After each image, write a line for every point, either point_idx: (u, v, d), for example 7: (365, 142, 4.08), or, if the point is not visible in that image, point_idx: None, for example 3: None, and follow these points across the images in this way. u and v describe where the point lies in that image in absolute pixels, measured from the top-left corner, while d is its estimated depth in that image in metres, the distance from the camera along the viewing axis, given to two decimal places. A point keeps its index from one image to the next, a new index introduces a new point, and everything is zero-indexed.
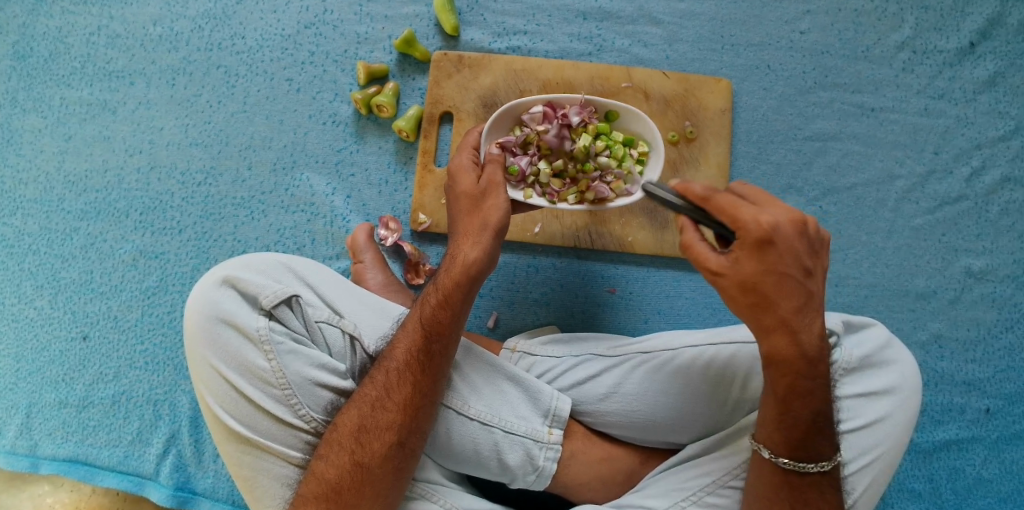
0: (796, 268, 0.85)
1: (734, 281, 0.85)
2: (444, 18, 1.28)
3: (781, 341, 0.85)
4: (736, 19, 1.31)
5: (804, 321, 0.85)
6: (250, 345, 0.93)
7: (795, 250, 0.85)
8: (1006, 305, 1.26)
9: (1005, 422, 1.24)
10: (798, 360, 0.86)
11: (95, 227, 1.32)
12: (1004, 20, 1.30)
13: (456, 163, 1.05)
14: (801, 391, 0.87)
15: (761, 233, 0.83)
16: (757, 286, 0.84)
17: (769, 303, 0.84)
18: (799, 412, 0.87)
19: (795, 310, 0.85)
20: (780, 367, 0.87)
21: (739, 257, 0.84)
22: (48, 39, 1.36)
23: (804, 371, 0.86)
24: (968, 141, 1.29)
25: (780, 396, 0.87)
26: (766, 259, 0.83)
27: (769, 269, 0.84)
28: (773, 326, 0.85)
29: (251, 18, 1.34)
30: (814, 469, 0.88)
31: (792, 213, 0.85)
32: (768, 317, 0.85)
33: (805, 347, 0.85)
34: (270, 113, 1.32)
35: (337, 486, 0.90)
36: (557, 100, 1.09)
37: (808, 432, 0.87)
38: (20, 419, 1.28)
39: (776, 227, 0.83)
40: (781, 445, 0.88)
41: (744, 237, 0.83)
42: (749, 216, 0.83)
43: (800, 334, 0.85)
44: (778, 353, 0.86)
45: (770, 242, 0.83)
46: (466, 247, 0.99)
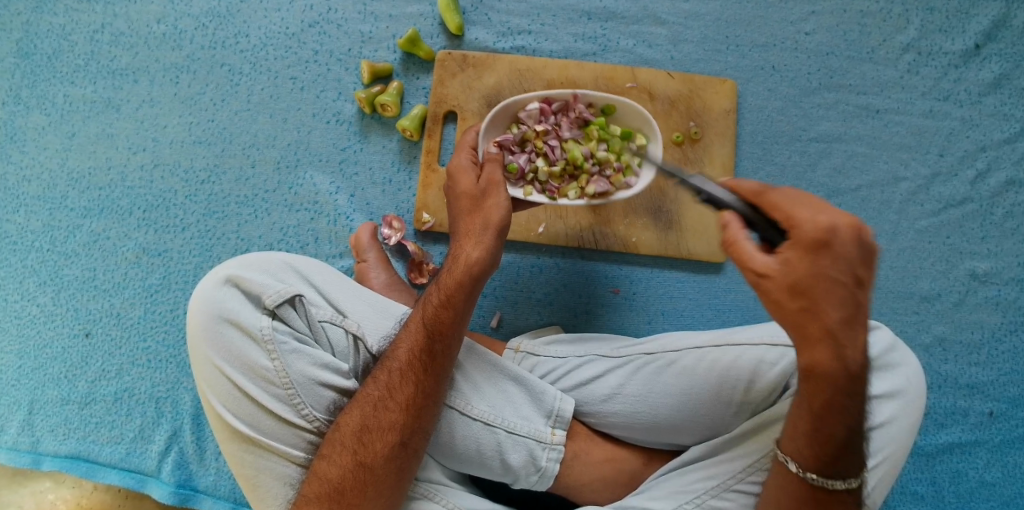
0: (848, 276, 0.79)
1: (781, 283, 0.79)
2: (449, 17, 1.28)
3: (824, 353, 0.79)
4: (741, 20, 1.31)
5: (852, 334, 0.80)
6: (253, 344, 0.93)
7: (850, 258, 0.79)
8: (1010, 308, 1.26)
9: (1009, 425, 1.23)
10: (840, 374, 0.80)
11: (98, 224, 1.32)
12: (1009, 22, 1.30)
13: (455, 163, 1.05)
14: (836, 408, 0.81)
15: (816, 235, 0.78)
16: (806, 291, 0.78)
17: (817, 310, 0.78)
18: (831, 428, 0.82)
19: (842, 321, 0.79)
20: (818, 382, 0.81)
21: (790, 258, 0.79)
22: (53, 36, 1.36)
23: (843, 387, 0.80)
24: (973, 144, 1.28)
25: (813, 411, 0.82)
26: (817, 263, 0.78)
27: (821, 274, 0.78)
28: (817, 337, 0.79)
29: (255, 17, 1.34)
30: (841, 486, 0.84)
31: (852, 218, 0.79)
32: (812, 327, 0.79)
33: (849, 362, 0.79)
34: (273, 111, 1.32)
35: (339, 486, 0.89)
36: (552, 97, 1.10)
37: (841, 449, 0.82)
38: (21, 416, 1.28)
39: (834, 230, 0.78)
40: (812, 460, 0.83)
41: (798, 237, 0.78)
42: (808, 216, 0.78)
43: (845, 349, 0.79)
44: (819, 367, 0.80)
45: (825, 244, 0.78)
46: (469, 247, 0.99)
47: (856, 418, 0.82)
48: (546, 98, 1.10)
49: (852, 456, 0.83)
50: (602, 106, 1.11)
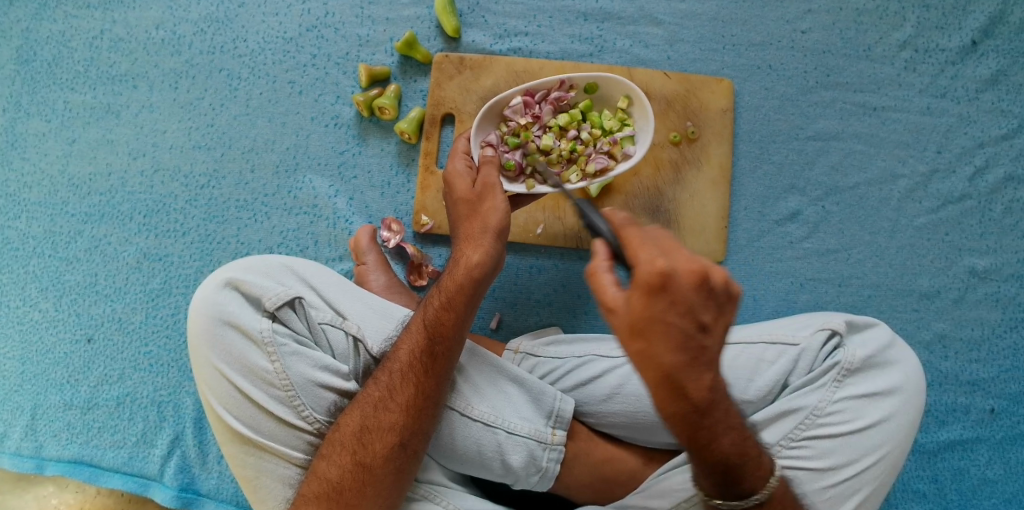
0: (691, 319, 0.73)
1: (624, 321, 0.74)
2: (446, 20, 1.28)
3: (667, 397, 0.74)
4: (736, 19, 1.31)
5: (699, 378, 0.74)
6: (253, 347, 0.94)
7: (690, 300, 0.73)
8: (1010, 305, 1.26)
9: (1010, 422, 1.23)
10: (688, 416, 0.75)
11: (99, 229, 1.33)
12: (1006, 19, 1.30)
13: (450, 168, 1.06)
14: (700, 442, 0.77)
15: (652, 276, 0.72)
16: (643, 332, 0.73)
17: (654, 354, 0.73)
18: (713, 463, 0.79)
19: (683, 364, 0.73)
20: (670, 420, 0.76)
21: (631, 296, 0.74)
22: (52, 43, 1.37)
23: (696, 425, 0.76)
24: (970, 140, 1.28)
25: (687, 447, 0.78)
26: (653, 304, 0.73)
27: (658, 315, 0.73)
28: (653, 381, 0.74)
29: (253, 21, 1.34)
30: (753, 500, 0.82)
31: (695, 262, 0.74)
32: (650, 371, 0.74)
33: (697, 403, 0.74)
34: (272, 115, 1.33)
35: (338, 486, 0.90)
36: (533, 87, 1.11)
37: (727, 475, 0.80)
38: (25, 421, 1.28)
39: (671, 272, 0.72)
40: (710, 489, 0.82)
41: (637, 278, 0.73)
42: (644, 259, 0.74)
43: (692, 392, 0.74)
44: (666, 408, 0.75)
45: (660, 286, 0.72)
46: (469, 250, 0.99)
47: (714, 453, 0.78)
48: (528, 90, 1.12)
49: (750, 474, 0.82)
50: (582, 85, 1.13)
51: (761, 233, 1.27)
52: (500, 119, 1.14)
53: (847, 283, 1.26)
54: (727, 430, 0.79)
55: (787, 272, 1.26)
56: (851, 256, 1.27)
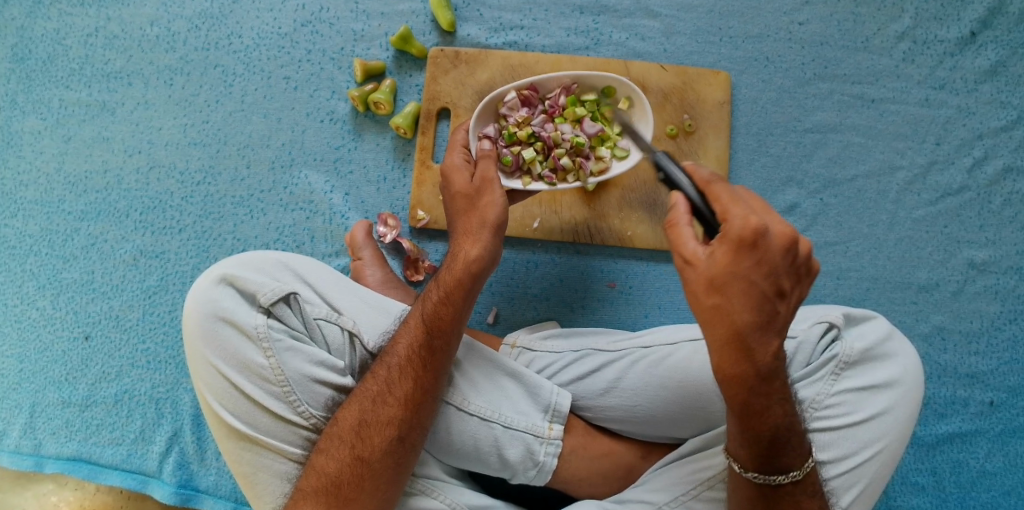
0: (773, 282, 0.75)
1: (700, 276, 0.75)
2: (441, 14, 1.27)
3: (730, 354, 0.75)
4: (733, 12, 1.31)
5: (766, 340, 0.75)
6: (248, 343, 0.93)
7: (779, 263, 0.75)
8: (1009, 297, 1.25)
9: (1009, 414, 1.23)
10: (748, 377, 0.75)
11: (95, 226, 1.32)
12: (1005, 9, 1.29)
13: (449, 162, 1.05)
14: (754, 408, 0.77)
15: (745, 232, 0.74)
16: (724, 288, 0.74)
17: (732, 309, 0.74)
18: (758, 431, 0.78)
19: (755, 324, 0.74)
20: (726, 383, 0.76)
21: (716, 252, 0.75)
22: (47, 41, 1.36)
23: (754, 391, 0.76)
24: (969, 132, 1.28)
25: (737, 414, 0.78)
26: (742, 261, 0.74)
27: (743, 272, 0.74)
28: (723, 338, 0.74)
29: (248, 17, 1.34)
30: (783, 480, 0.82)
31: (787, 226, 0.76)
32: (723, 326, 0.74)
33: (759, 366, 0.75)
34: (267, 111, 1.32)
35: (336, 480, 0.90)
36: (537, 82, 1.11)
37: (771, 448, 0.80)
38: (23, 419, 1.28)
39: (765, 231, 0.74)
40: (747, 461, 0.81)
41: (725, 233, 0.75)
42: (737, 214, 0.75)
43: (757, 352, 0.75)
44: (726, 368, 0.75)
45: (753, 243, 0.74)
46: (467, 245, 0.99)
47: (764, 422, 0.78)
48: (530, 86, 1.11)
49: (791, 448, 0.81)
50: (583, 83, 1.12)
51: None
52: (497, 116, 1.13)
53: (845, 276, 1.26)
54: (783, 401, 0.78)
55: None
56: (850, 249, 1.26)
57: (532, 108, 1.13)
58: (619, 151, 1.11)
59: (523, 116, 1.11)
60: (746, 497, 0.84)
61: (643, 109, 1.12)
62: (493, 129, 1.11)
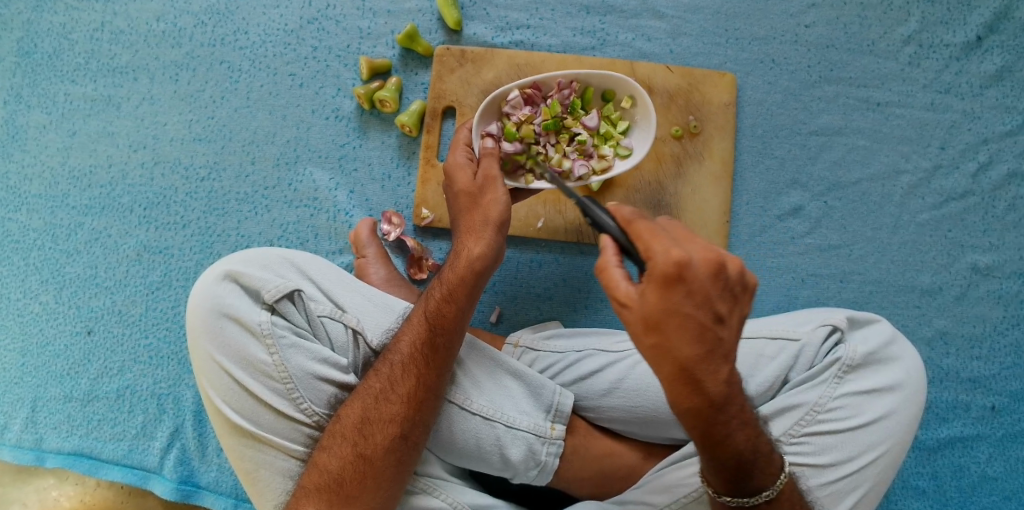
0: (708, 311, 0.73)
1: (637, 316, 0.73)
2: (447, 12, 1.28)
3: (683, 390, 0.73)
4: (739, 13, 1.31)
5: (714, 370, 0.73)
6: (252, 339, 0.93)
7: (709, 289, 0.73)
8: (1012, 302, 1.25)
9: (1010, 420, 1.23)
10: (704, 408, 0.74)
11: (99, 221, 1.32)
12: (1011, 14, 1.29)
13: (452, 160, 1.05)
14: (715, 437, 0.76)
15: (672, 268, 0.72)
16: (661, 325, 0.72)
17: (675, 346, 0.72)
18: (722, 458, 0.78)
19: (699, 357, 0.73)
20: (683, 416, 0.75)
21: (645, 290, 0.73)
22: (53, 35, 1.36)
23: (711, 420, 0.75)
24: (974, 136, 1.28)
25: (699, 444, 0.77)
26: (672, 296, 0.72)
27: (676, 307, 0.72)
28: (672, 374, 0.73)
29: (254, 13, 1.34)
30: (755, 501, 0.82)
31: (709, 251, 0.74)
32: (670, 364, 0.73)
33: (712, 396, 0.74)
34: (273, 108, 1.32)
35: (339, 478, 0.90)
36: (540, 81, 1.10)
37: (738, 470, 0.79)
38: (25, 414, 1.28)
39: (688, 262, 0.72)
40: (721, 486, 0.81)
41: (652, 269, 0.72)
42: (660, 250, 0.73)
43: (707, 383, 0.73)
44: (682, 402, 0.74)
45: (678, 278, 0.72)
46: (470, 242, 0.99)
47: (726, 449, 0.77)
48: (534, 84, 1.11)
49: (760, 468, 0.80)
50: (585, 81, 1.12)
51: (762, 229, 1.26)
52: (500, 114, 1.13)
53: (848, 279, 1.26)
54: (741, 424, 0.78)
55: (789, 268, 1.26)
56: (853, 252, 1.26)
57: (534, 106, 1.12)
58: (619, 150, 1.13)
59: (526, 115, 1.11)
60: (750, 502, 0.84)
61: (645, 108, 1.12)
62: (496, 128, 1.11)
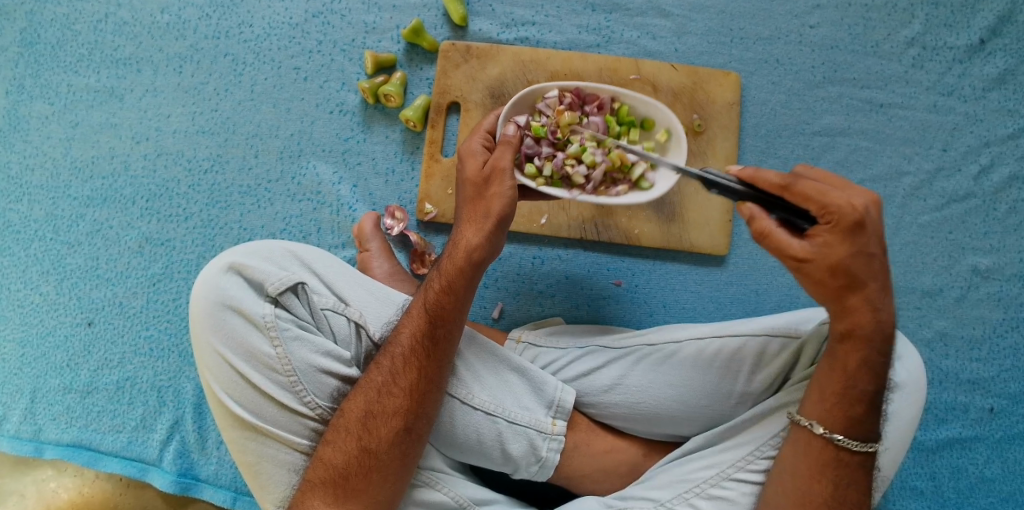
0: (877, 248, 0.87)
1: (822, 265, 0.87)
2: (452, 8, 1.27)
3: (863, 317, 0.88)
4: (744, 13, 1.31)
5: (882, 299, 0.88)
6: (255, 332, 0.94)
7: (878, 231, 0.88)
8: (1012, 304, 1.26)
9: (1009, 421, 1.23)
10: (876, 333, 0.88)
11: (101, 213, 1.32)
12: (1015, 18, 1.29)
13: (466, 146, 1.01)
14: (869, 363, 0.89)
15: (854, 217, 0.85)
16: (848, 268, 0.86)
17: (858, 283, 0.87)
18: (862, 386, 0.89)
19: (877, 288, 0.88)
20: (858, 341, 0.88)
21: (829, 241, 0.86)
22: (56, 25, 1.36)
23: (877, 344, 0.89)
24: (976, 139, 1.28)
25: (850, 370, 0.89)
26: (856, 244, 0.85)
27: (859, 251, 0.86)
28: (856, 305, 0.88)
29: (259, 6, 1.34)
30: (859, 447, 0.89)
31: (871, 196, 0.87)
32: (854, 296, 0.88)
33: (883, 322, 0.88)
34: (277, 101, 1.32)
35: (344, 472, 0.90)
36: (584, 88, 1.05)
37: (867, 408, 0.89)
38: (24, 404, 1.28)
39: (865, 211, 0.85)
40: (838, 421, 0.89)
41: (838, 221, 0.85)
42: (842, 203, 0.85)
43: (880, 311, 0.88)
44: (859, 329, 0.88)
45: (862, 226, 0.85)
46: (469, 233, 0.97)
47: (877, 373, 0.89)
48: (576, 90, 1.06)
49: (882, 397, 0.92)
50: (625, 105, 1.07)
51: None
52: (532, 111, 1.08)
53: None
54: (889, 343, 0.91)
55: None
56: None
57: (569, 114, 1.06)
58: (642, 181, 1.03)
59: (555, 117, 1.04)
60: (823, 456, 0.90)
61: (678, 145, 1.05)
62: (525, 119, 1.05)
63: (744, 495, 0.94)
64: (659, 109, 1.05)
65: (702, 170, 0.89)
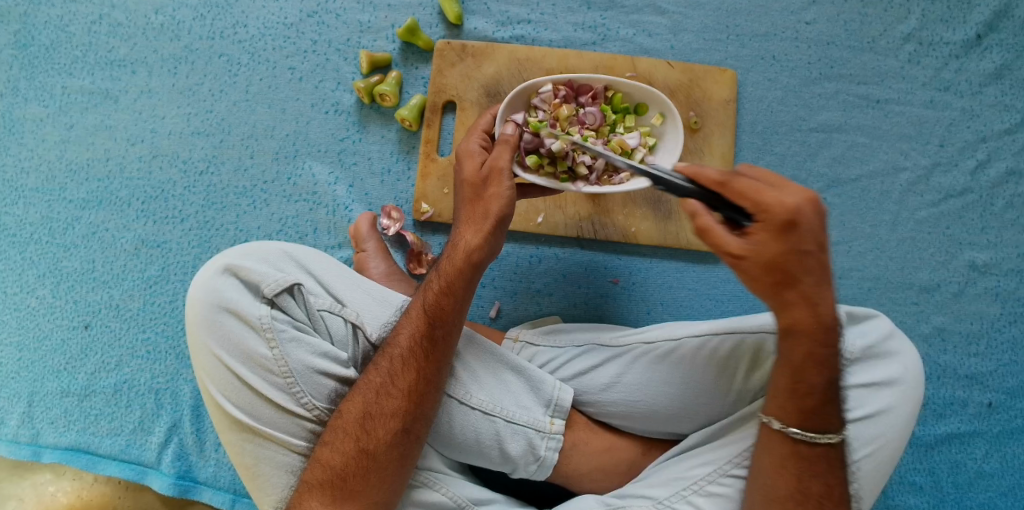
0: (817, 245, 0.86)
1: (756, 262, 0.86)
2: (447, 6, 1.27)
3: (802, 313, 0.88)
4: (740, 10, 1.31)
5: (821, 293, 0.87)
6: (251, 334, 0.93)
7: (814, 228, 0.86)
8: (1009, 299, 1.26)
9: (1007, 416, 1.23)
10: (816, 329, 0.88)
11: (97, 215, 1.32)
12: (1011, 12, 1.29)
13: (462, 147, 1.02)
14: (818, 359, 0.88)
15: (785, 216, 0.84)
16: (783, 266, 0.85)
17: (794, 279, 0.86)
18: (811, 382, 0.88)
19: (814, 284, 0.87)
20: (799, 337, 0.88)
21: (763, 239, 0.85)
22: (50, 28, 1.36)
23: (821, 339, 0.88)
24: (973, 134, 1.28)
25: (795, 365, 0.89)
26: (789, 242, 0.85)
27: (791, 249, 0.85)
28: (793, 300, 0.87)
29: (254, 7, 1.33)
30: (823, 440, 0.89)
31: (807, 193, 0.86)
32: (791, 292, 0.87)
33: (823, 316, 0.88)
34: (272, 102, 1.32)
35: (341, 472, 0.90)
36: (576, 79, 1.05)
37: (822, 401, 0.89)
38: (22, 408, 1.28)
39: (799, 209, 0.84)
40: (791, 416, 0.89)
41: (769, 219, 0.85)
42: (773, 201, 0.85)
43: (819, 306, 0.87)
44: (802, 324, 0.88)
45: (792, 224, 0.84)
46: (468, 234, 0.97)
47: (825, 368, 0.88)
48: (568, 82, 1.06)
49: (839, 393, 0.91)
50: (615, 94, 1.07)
51: None
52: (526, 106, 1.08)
53: (846, 275, 1.26)
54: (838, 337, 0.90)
55: None
56: (852, 249, 1.26)
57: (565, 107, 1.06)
58: (642, 165, 1.06)
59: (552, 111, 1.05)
60: (810, 450, 0.89)
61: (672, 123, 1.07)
62: (519, 117, 1.04)
63: (743, 493, 0.94)
64: (651, 92, 1.06)
65: (649, 170, 0.90)
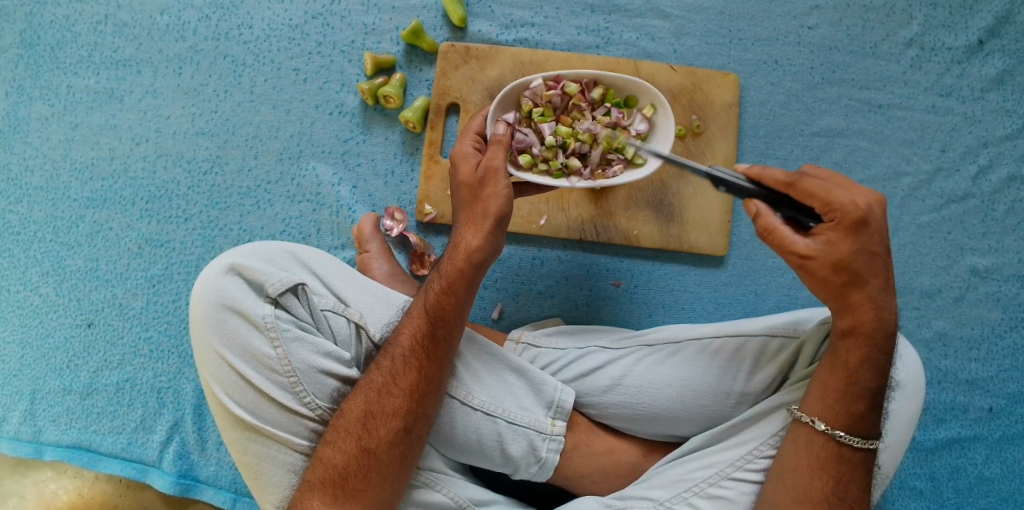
0: (881, 246, 0.87)
1: (825, 262, 0.87)
2: (452, 9, 1.28)
3: (866, 314, 0.89)
4: (743, 14, 1.31)
5: (886, 296, 0.89)
6: (255, 332, 0.94)
7: (881, 229, 0.87)
8: (1010, 305, 1.26)
9: (1008, 420, 1.23)
10: (878, 332, 0.89)
11: (101, 214, 1.32)
12: (1012, 19, 1.29)
13: (457, 149, 1.01)
14: (874, 363, 0.89)
15: (857, 215, 0.85)
16: (851, 266, 0.86)
17: (861, 280, 0.87)
18: (863, 383, 0.90)
19: (879, 285, 0.88)
20: (860, 338, 0.89)
21: (832, 239, 0.86)
22: (56, 27, 1.36)
23: (883, 343, 0.89)
24: (975, 139, 1.28)
25: (851, 368, 0.89)
26: (859, 241, 0.85)
27: (862, 249, 0.86)
28: (858, 302, 0.88)
29: (259, 8, 1.34)
30: (861, 444, 0.89)
31: (875, 194, 0.87)
32: (856, 293, 0.88)
33: (886, 321, 0.89)
34: (277, 102, 1.32)
35: (343, 471, 0.90)
36: (564, 74, 1.06)
37: (869, 405, 0.90)
38: (24, 406, 1.28)
39: (869, 209, 0.85)
40: (839, 417, 0.89)
41: (840, 219, 0.85)
42: (846, 199, 0.85)
43: (882, 309, 0.89)
44: (860, 327, 0.89)
45: (863, 223, 0.85)
46: (469, 235, 0.97)
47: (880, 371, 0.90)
48: (558, 80, 1.06)
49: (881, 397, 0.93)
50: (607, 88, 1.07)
51: None
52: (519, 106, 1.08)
53: None
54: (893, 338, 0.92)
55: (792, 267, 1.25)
56: None
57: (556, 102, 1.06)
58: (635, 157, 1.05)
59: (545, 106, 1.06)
60: (807, 451, 0.90)
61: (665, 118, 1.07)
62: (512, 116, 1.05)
63: (744, 495, 0.94)
64: (639, 84, 1.05)
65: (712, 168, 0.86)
